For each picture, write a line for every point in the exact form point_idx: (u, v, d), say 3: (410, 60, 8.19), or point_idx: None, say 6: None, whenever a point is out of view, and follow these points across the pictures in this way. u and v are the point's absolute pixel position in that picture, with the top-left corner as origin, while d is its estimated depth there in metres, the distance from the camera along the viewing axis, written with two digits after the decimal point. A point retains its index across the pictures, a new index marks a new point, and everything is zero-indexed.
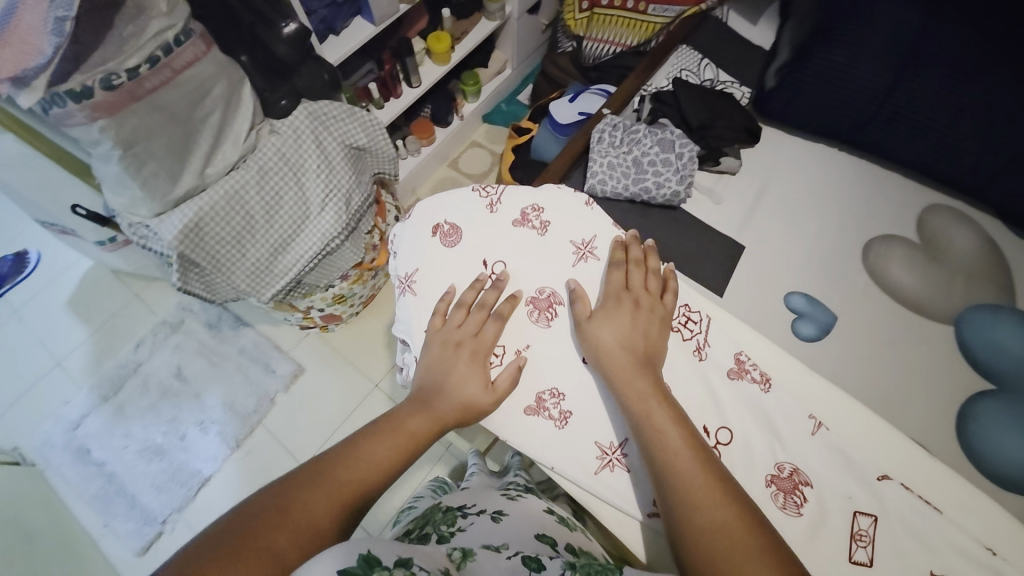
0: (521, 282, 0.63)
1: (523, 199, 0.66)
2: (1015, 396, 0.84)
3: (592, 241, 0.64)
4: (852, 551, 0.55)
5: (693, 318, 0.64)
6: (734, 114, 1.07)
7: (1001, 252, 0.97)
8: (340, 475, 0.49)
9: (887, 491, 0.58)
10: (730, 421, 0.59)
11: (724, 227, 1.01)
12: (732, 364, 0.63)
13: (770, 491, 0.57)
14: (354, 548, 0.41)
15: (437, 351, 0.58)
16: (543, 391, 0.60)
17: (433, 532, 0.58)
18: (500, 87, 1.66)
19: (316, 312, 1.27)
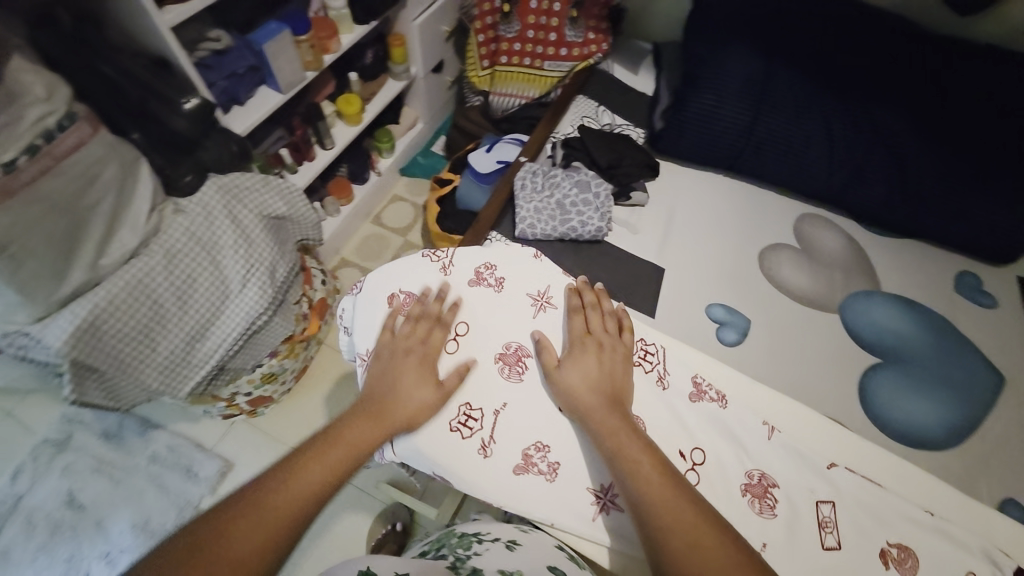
0: (486, 340, 0.61)
1: (475, 258, 0.65)
2: (898, 364, 1.01)
3: (547, 291, 0.64)
4: (822, 539, 0.56)
5: (651, 352, 0.64)
6: (636, 153, 1.20)
7: (862, 249, 1.17)
8: (278, 494, 0.48)
9: (838, 477, 0.60)
10: (703, 440, 0.59)
11: (645, 253, 1.11)
12: (691, 387, 0.62)
13: (745, 500, 0.57)
14: (360, 565, 0.51)
15: (410, 426, 0.55)
16: (528, 447, 0.57)
17: (449, 554, 0.55)
18: (414, 141, 1.70)
19: (242, 397, 1.15)
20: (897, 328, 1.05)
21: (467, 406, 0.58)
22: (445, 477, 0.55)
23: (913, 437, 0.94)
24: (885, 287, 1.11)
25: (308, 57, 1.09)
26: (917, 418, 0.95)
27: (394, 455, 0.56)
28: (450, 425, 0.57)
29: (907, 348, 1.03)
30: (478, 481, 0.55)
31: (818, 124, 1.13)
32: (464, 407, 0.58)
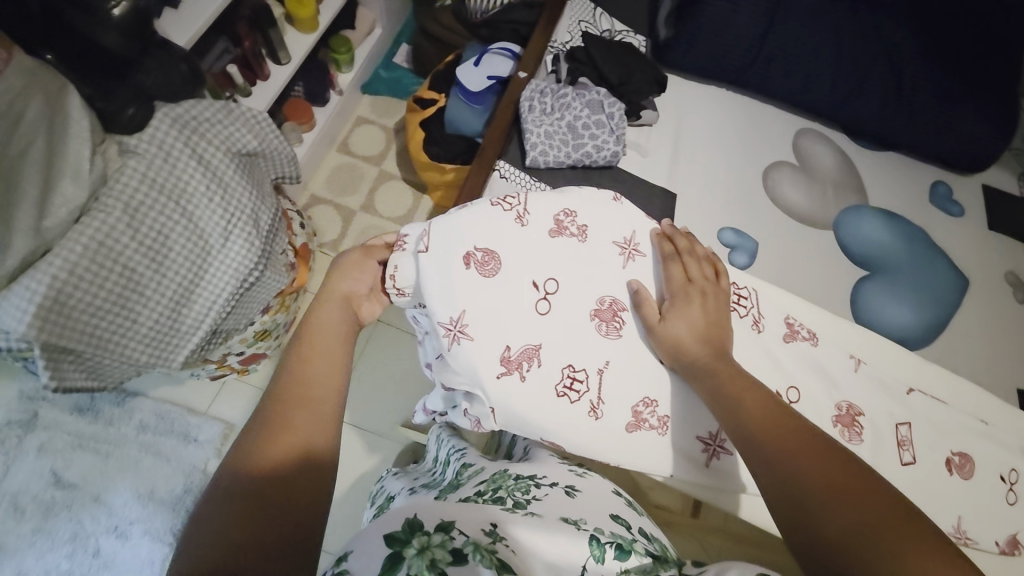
0: (578, 297, 0.56)
1: (551, 206, 0.59)
2: (885, 273, 1.08)
3: (633, 238, 0.60)
4: (901, 456, 0.59)
5: (742, 296, 0.61)
6: (644, 66, 1.11)
7: (855, 164, 1.19)
8: (302, 380, 0.48)
9: (916, 402, 0.62)
10: (798, 380, 0.59)
11: (658, 178, 1.06)
12: (785, 328, 0.62)
13: (836, 431, 0.59)
14: (400, 516, 0.42)
15: (512, 392, 0.53)
16: (637, 404, 0.56)
17: (507, 498, 0.50)
18: (375, 51, 1.47)
19: (234, 357, 1.05)
20: (881, 240, 1.11)
21: (570, 369, 0.55)
22: (557, 442, 0.54)
23: (899, 337, 1.03)
24: (874, 201, 1.16)
25: None
26: (904, 322, 1.03)
27: (494, 424, 0.53)
28: (555, 390, 0.54)
29: (890, 257, 1.10)
30: (590, 442, 0.54)
31: (831, 32, 1.12)
32: (567, 370, 0.55)
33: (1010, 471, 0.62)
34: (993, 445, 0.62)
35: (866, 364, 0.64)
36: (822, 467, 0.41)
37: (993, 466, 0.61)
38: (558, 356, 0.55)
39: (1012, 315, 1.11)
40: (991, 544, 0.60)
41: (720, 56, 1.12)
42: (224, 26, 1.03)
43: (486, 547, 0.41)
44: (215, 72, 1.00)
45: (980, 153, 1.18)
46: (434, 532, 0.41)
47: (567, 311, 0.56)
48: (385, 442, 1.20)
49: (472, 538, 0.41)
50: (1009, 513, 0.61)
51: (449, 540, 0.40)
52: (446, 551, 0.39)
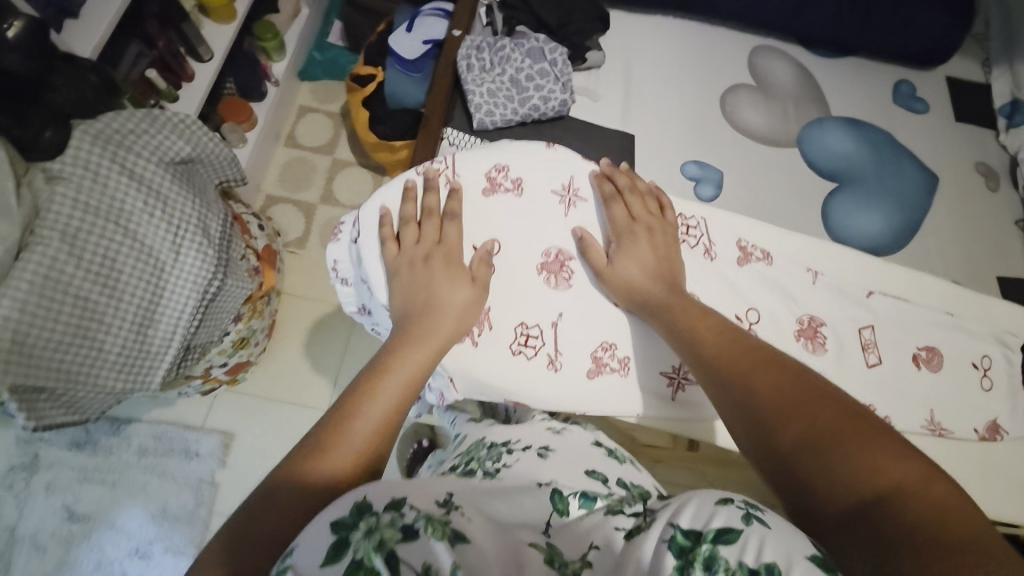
0: (521, 256, 0.56)
1: (481, 164, 0.57)
2: (852, 184, 1.07)
3: (573, 183, 0.58)
4: (866, 358, 0.60)
5: (691, 225, 0.60)
6: (585, 3, 1.03)
7: (813, 76, 1.16)
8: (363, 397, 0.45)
9: (877, 303, 0.62)
10: (757, 301, 0.59)
11: (612, 120, 1.03)
12: (737, 252, 0.61)
13: (799, 344, 0.59)
14: (348, 500, 0.38)
15: (470, 359, 0.53)
16: (595, 349, 0.56)
17: (478, 470, 0.53)
18: (304, 34, 1.40)
19: (217, 370, 1.05)
20: (846, 149, 1.10)
21: (523, 326, 0.54)
22: (519, 400, 0.54)
23: (872, 245, 1.03)
24: (835, 111, 1.14)
25: None
26: (873, 229, 1.04)
27: (457, 393, 0.54)
28: (510, 349, 0.54)
29: (855, 166, 1.09)
30: (552, 395, 0.54)
31: None
32: (520, 328, 0.54)
33: (981, 358, 0.63)
34: (959, 335, 0.63)
35: (825, 274, 0.63)
36: (779, 386, 0.42)
37: (963, 356, 0.62)
38: (509, 316, 0.54)
39: (982, 206, 1.11)
40: (969, 433, 0.61)
41: None
42: (131, 28, 0.97)
43: (439, 519, 0.38)
44: (133, 79, 0.94)
45: (937, 43, 1.14)
46: (384, 510, 0.37)
47: (510, 270, 0.55)
48: None
49: (425, 513, 0.38)
50: (983, 400, 0.62)
51: (398, 517, 0.37)
52: (396, 530, 0.35)
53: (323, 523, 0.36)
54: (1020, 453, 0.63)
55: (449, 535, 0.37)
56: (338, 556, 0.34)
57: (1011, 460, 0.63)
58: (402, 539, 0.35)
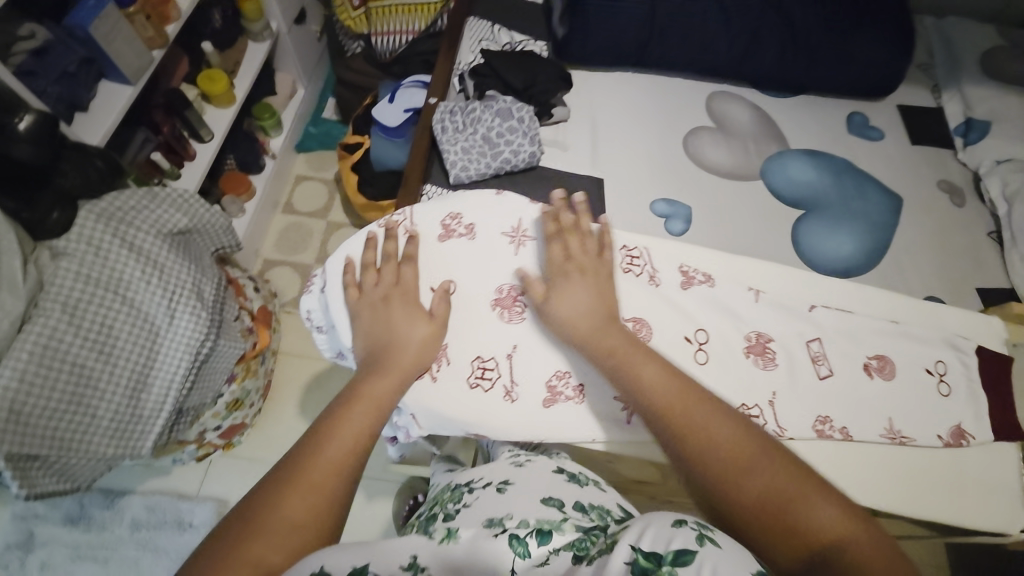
0: (475, 294, 0.60)
1: (436, 213, 0.63)
2: (817, 210, 1.11)
3: (522, 225, 0.63)
4: (817, 371, 0.61)
5: (636, 255, 0.64)
6: (547, 67, 1.14)
7: (769, 114, 1.24)
8: (327, 434, 0.48)
9: (821, 316, 0.64)
10: (704, 322, 0.61)
11: (580, 167, 1.10)
12: (681, 277, 0.64)
13: (749, 361, 0.61)
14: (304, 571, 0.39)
15: (428, 394, 0.56)
16: (549, 379, 0.58)
17: (440, 512, 0.55)
18: (299, 111, 1.53)
19: (212, 433, 1.07)
20: (808, 178, 1.15)
21: (479, 360, 0.58)
22: (477, 433, 0.57)
23: (844, 266, 1.06)
24: (793, 144, 1.20)
25: (148, 32, 0.99)
26: (843, 250, 1.07)
27: (420, 429, 0.57)
28: (467, 383, 0.57)
29: (818, 193, 1.14)
30: (509, 425, 0.57)
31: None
32: (476, 361, 0.58)
33: (936, 364, 0.64)
34: (920, 344, 0.64)
35: (767, 292, 0.66)
36: (723, 439, 0.47)
37: (918, 362, 0.63)
38: (464, 351, 0.58)
39: (949, 221, 1.14)
40: (934, 440, 0.61)
41: (616, 42, 1.18)
42: (137, 118, 1.06)
43: None
44: (139, 162, 1.03)
45: (882, 76, 1.22)
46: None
47: (462, 307, 0.59)
48: (382, 483, 1.20)
49: None
50: (944, 405, 0.62)
51: None
52: None
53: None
54: (988, 459, 0.63)
55: None
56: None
57: (980, 464, 0.62)
58: None
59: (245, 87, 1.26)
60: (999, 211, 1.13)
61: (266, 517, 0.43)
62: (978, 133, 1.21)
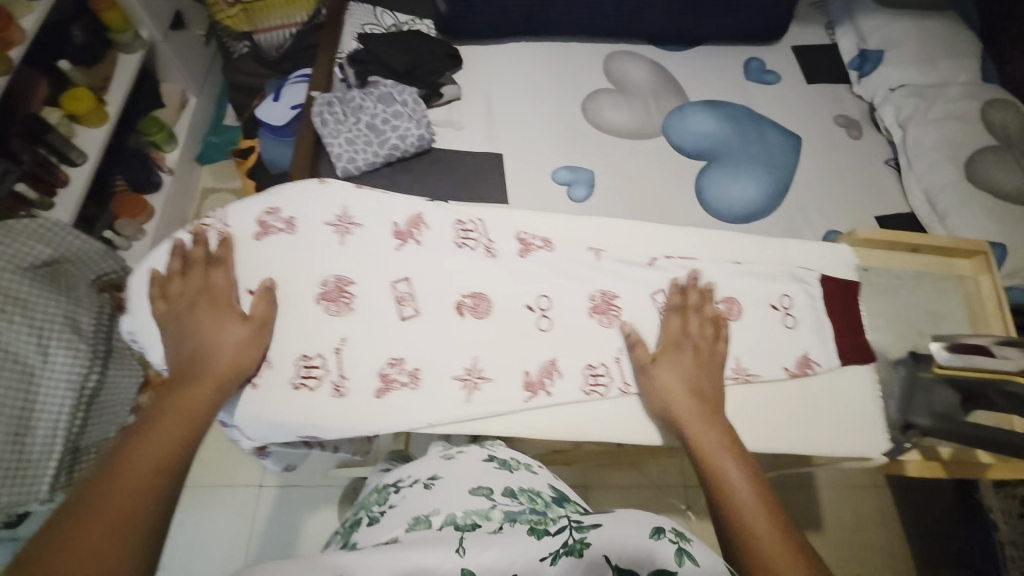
0: (301, 289, 0.63)
1: (252, 211, 0.65)
2: (719, 161, 1.11)
3: (347, 212, 0.66)
4: (665, 321, 0.68)
5: (471, 229, 0.68)
6: (432, 46, 1.09)
7: (668, 70, 1.22)
8: (133, 454, 0.46)
9: (664, 264, 0.70)
10: (547, 289, 0.68)
11: (478, 145, 1.07)
12: (519, 244, 0.69)
13: (595, 320, 0.68)
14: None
15: (260, 395, 0.59)
16: (384, 368, 0.62)
17: (365, 517, 0.59)
18: (196, 120, 1.46)
19: None
20: (709, 129, 1.15)
21: (304, 358, 0.61)
22: (305, 430, 0.59)
23: (749, 213, 1.06)
24: (693, 97, 1.19)
25: None
26: (747, 197, 1.08)
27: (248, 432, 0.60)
28: (292, 383, 0.60)
29: (720, 143, 1.14)
30: (342, 416, 0.59)
31: None
32: (301, 361, 0.61)
33: (782, 298, 0.71)
34: None
35: (607, 248, 0.72)
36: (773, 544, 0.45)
37: (762, 299, 0.70)
38: (286, 352, 0.61)
39: (848, 155, 1.16)
40: (782, 372, 0.67)
41: (501, 12, 1.14)
42: None
43: None
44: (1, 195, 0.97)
45: (772, 19, 1.22)
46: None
47: (285, 305, 0.62)
48: (323, 492, 1.18)
49: None
50: (792, 336, 0.69)
51: None
52: None
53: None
54: (834, 386, 0.68)
55: None
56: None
57: (839, 387, 0.68)
58: None
59: (119, 101, 1.20)
60: (895, 139, 1.15)
61: (59, 557, 0.38)
62: (872, 64, 1.21)
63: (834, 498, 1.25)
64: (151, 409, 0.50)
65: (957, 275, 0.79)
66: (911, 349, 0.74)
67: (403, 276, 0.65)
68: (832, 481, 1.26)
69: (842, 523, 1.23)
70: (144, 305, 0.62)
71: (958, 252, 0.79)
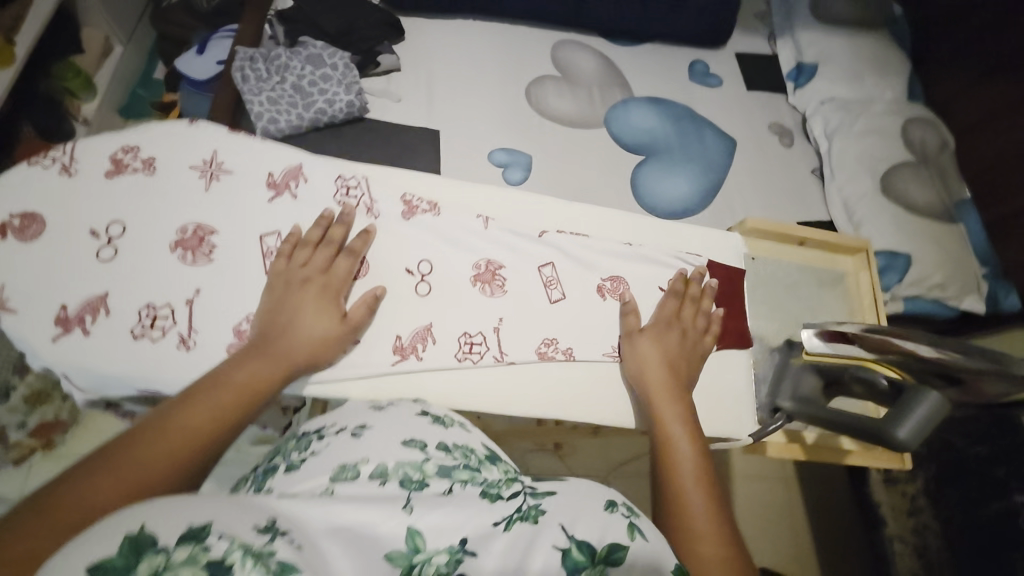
0: (156, 233, 0.62)
1: (108, 147, 0.64)
2: (655, 156, 1.12)
3: (214, 157, 0.66)
4: (549, 295, 0.71)
5: (351, 186, 0.69)
6: (369, 12, 1.06)
7: (614, 63, 1.23)
8: (178, 424, 0.45)
9: (552, 239, 0.73)
10: (429, 254, 0.69)
11: (415, 118, 1.04)
12: (403, 207, 0.71)
13: (477, 288, 0.69)
14: (117, 532, 0.28)
15: (102, 341, 0.58)
16: (238, 323, 0.61)
17: (281, 464, 0.48)
18: (120, 70, 1.35)
19: (15, 433, 0.97)
20: (650, 125, 1.16)
21: (150, 307, 0.59)
22: (145, 384, 0.57)
23: (680, 209, 1.08)
24: (638, 92, 1.20)
25: None
26: (679, 193, 1.09)
27: (78, 386, 0.57)
28: (133, 332, 0.58)
29: (659, 138, 1.15)
30: (183, 368, 0.58)
31: None
32: (146, 309, 0.59)
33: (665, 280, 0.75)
34: None
35: (497, 219, 0.74)
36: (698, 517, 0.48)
37: (650, 283, 0.74)
38: (128, 301, 0.59)
39: (778, 161, 1.20)
40: None
41: None
42: None
43: (259, 550, 0.30)
44: None
45: (716, 23, 1.24)
46: (177, 546, 0.28)
47: (133, 248, 0.61)
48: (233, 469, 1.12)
49: (240, 541, 0.30)
50: None
51: (201, 551, 0.28)
52: (195, 569, 0.28)
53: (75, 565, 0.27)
54: (714, 367, 0.73)
55: (271, 569, 0.29)
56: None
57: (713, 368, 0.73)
58: None
59: (29, 41, 1.09)
60: (822, 149, 1.20)
61: (63, 507, 0.36)
62: (807, 77, 1.26)
63: (749, 491, 1.29)
64: (215, 378, 0.51)
65: (838, 271, 0.87)
66: (789, 338, 0.81)
67: (273, 230, 0.65)
68: (747, 475, 1.31)
69: (755, 517, 1.27)
70: None
71: (841, 249, 0.87)
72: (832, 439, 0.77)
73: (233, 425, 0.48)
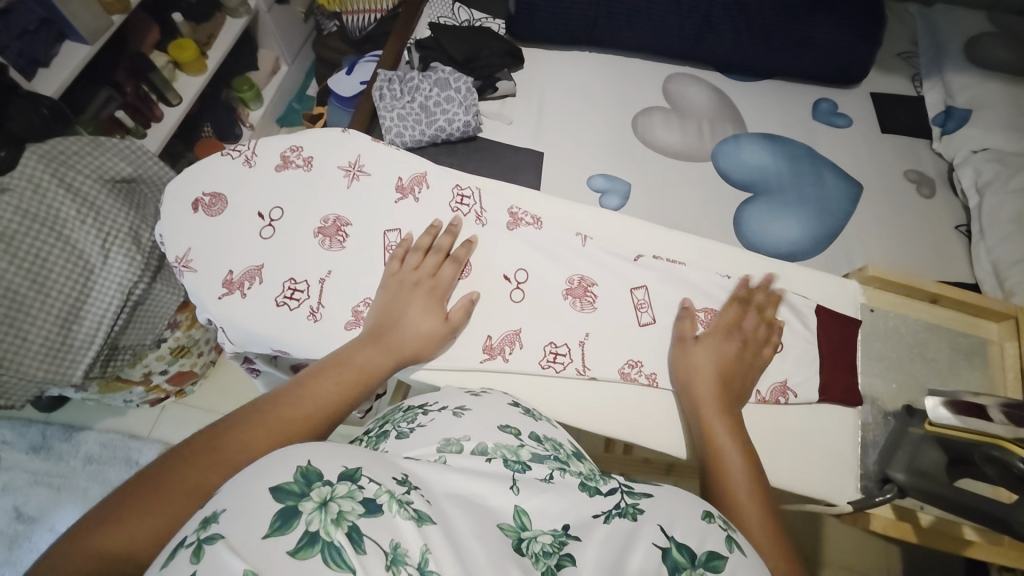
0: (307, 219, 0.72)
1: (280, 146, 0.77)
2: (765, 194, 1.07)
3: (358, 161, 0.76)
4: (640, 317, 0.71)
5: (466, 196, 0.75)
6: (494, 42, 1.15)
7: (727, 96, 1.20)
8: (305, 393, 0.53)
9: (647, 264, 0.73)
10: (527, 264, 0.72)
11: (524, 140, 1.10)
12: (509, 218, 0.75)
13: (568, 302, 0.71)
14: (292, 464, 0.35)
15: (254, 307, 0.69)
16: (357, 305, 0.69)
17: (391, 431, 0.51)
18: (283, 85, 1.61)
19: (159, 376, 1.15)
20: (762, 162, 1.11)
21: (292, 281, 0.70)
22: (282, 345, 0.67)
23: (787, 251, 1.01)
24: (752, 127, 1.16)
25: None
26: (788, 235, 1.03)
27: (229, 338, 0.69)
28: (277, 301, 0.69)
29: (771, 175, 1.09)
30: (310, 337, 0.67)
31: None
32: (289, 283, 0.69)
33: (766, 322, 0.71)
34: None
35: (595, 240, 0.75)
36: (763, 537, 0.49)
37: None
38: (279, 274, 0.70)
39: (912, 211, 1.07)
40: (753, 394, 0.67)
41: (567, 20, 1.17)
42: (104, 79, 1.16)
43: (401, 498, 0.36)
44: (101, 118, 1.12)
45: (849, 60, 1.16)
46: (338, 482, 0.35)
47: (287, 229, 0.72)
48: None
49: (386, 487, 0.36)
50: (778, 362, 0.69)
51: (357, 490, 0.35)
52: (354, 503, 0.34)
53: (263, 484, 0.34)
54: (809, 419, 0.68)
55: (410, 516, 0.35)
56: (288, 525, 0.32)
57: (803, 423, 0.68)
58: (364, 514, 0.33)
59: (218, 57, 1.35)
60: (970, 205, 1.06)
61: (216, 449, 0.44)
62: (957, 122, 1.12)
63: None
64: (340, 356, 0.59)
65: (978, 338, 0.76)
66: (908, 404, 0.72)
67: (396, 227, 0.73)
68: (838, 562, 1.14)
69: None
70: (172, 213, 0.73)
71: (985, 313, 0.77)
72: (954, 527, 0.67)
73: (349, 398, 0.55)
